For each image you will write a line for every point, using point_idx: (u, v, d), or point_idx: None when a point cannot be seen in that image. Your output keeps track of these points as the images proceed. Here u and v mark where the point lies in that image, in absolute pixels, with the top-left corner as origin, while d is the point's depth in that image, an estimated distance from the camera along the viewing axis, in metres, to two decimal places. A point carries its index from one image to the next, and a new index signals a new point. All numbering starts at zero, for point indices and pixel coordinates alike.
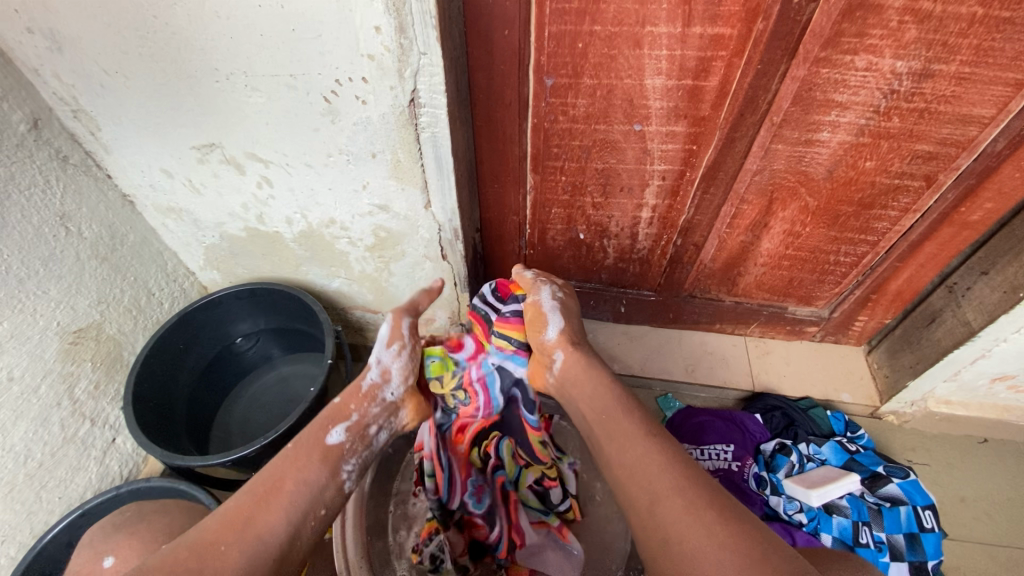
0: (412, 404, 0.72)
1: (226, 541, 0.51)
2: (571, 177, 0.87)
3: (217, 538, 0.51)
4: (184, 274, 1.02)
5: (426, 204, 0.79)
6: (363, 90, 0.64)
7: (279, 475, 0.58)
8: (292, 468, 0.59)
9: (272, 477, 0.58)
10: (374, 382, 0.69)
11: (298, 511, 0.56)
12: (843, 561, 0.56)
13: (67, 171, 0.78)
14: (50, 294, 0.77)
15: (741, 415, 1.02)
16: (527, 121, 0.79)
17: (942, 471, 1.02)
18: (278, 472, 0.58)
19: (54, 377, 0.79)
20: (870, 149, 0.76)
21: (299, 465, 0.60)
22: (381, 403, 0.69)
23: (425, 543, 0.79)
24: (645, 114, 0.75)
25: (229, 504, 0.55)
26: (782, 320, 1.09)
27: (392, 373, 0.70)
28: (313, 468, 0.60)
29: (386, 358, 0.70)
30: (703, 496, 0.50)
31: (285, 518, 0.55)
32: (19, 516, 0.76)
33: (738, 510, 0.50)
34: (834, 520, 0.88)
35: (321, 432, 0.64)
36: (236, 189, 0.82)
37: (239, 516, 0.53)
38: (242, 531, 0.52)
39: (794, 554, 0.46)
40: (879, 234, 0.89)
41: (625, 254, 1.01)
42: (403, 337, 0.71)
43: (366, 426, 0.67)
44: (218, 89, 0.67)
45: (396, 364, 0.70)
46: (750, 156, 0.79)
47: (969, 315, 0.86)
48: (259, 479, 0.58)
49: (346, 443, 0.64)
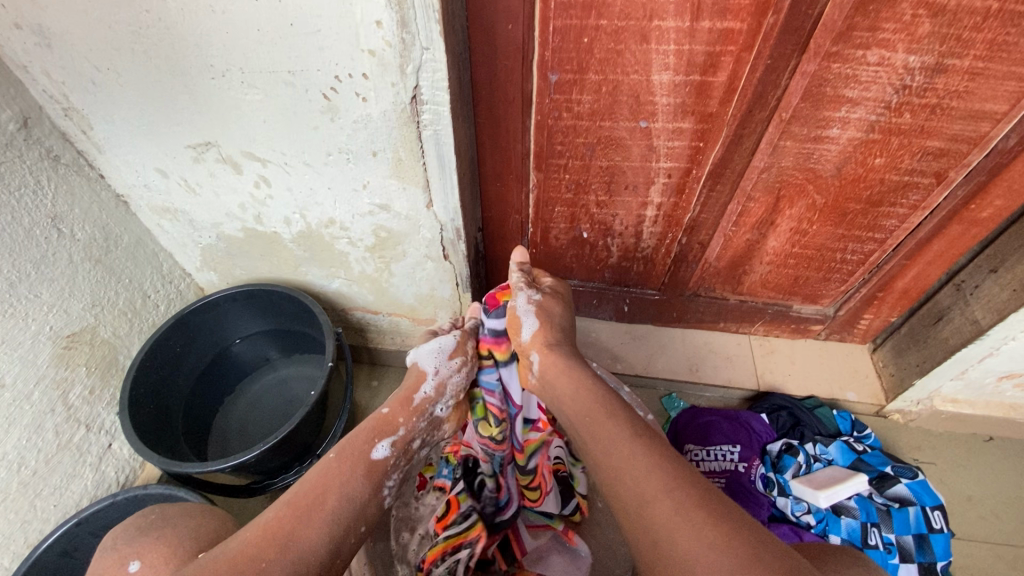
0: (455, 417, 0.75)
1: (267, 557, 0.48)
2: (575, 175, 0.85)
3: (258, 553, 0.48)
4: (180, 275, 1.00)
5: (428, 203, 0.77)
6: (363, 87, 0.62)
7: (322, 488, 0.56)
8: (335, 482, 0.57)
9: (316, 491, 0.56)
10: (427, 396, 0.70)
11: (339, 527, 0.54)
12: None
13: (58, 171, 0.76)
14: (43, 297, 0.75)
15: (748, 414, 1.01)
16: (530, 117, 0.77)
17: (948, 470, 1.01)
18: (321, 485, 0.56)
19: (47, 383, 0.77)
20: (881, 145, 0.75)
21: (342, 479, 0.58)
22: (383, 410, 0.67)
23: (435, 564, 0.74)
24: (652, 110, 0.74)
25: (269, 515, 0.53)
26: (787, 318, 1.08)
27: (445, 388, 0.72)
28: (356, 482, 0.59)
29: (446, 369, 0.72)
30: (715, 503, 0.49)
31: (327, 535, 0.52)
32: (13, 525, 0.74)
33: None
34: (843, 521, 0.87)
35: None
36: (233, 189, 0.80)
37: (282, 526, 0.51)
38: (283, 547, 0.49)
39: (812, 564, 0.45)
40: (886, 232, 0.87)
41: (629, 253, 1.00)
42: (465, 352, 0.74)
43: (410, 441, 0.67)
44: (214, 86, 0.65)
45: (451, 379, 0.72)
46: (758, 153, 0.78)
47: (977, 313, 0.85)
48: (302, 492, 0.55)
49: (391, 459, 0.63)
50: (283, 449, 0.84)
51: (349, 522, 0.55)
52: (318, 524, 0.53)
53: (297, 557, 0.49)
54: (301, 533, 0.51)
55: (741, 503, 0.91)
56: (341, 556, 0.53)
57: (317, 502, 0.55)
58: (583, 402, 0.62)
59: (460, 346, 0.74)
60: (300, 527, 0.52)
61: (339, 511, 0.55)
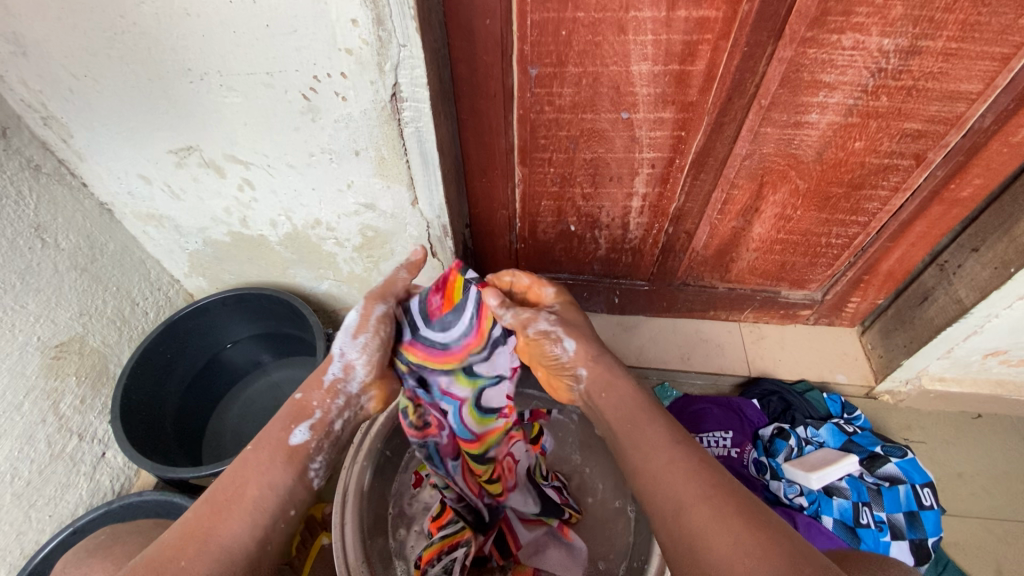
0: (377, 391, 0.67)
1: (187, 554, 0.50)
2: (560, 168, 0.86)
3: (178, 551, 0.50)
4: (168, 282, 1.00)
5: (413, 201, 0.77)
6: (342, 86, 0.62)
7: (241, 480, 0.56)
8: (254, 472, 0.56)
9: (235, 483, 0.55)
10: (337, 377, 0.64)
11: (264, 515, 0.54)
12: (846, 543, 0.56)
13: (40, 180, 0.75)
14: (29, 308, 0.75)
15: (740, 400, 1.02)
16: (513, 112, 0.77)
17: (939, 448, 1.02)
18: (242, 477, 0.56)
19: (38, 394, 0.77)
20: (859, 129, 0.75)
21: (261, 468, 0.57)
22: (345, 396, 0.64)
23: (430, 564, 0.74)
24: (633, 101, 0.74)
25: (190, 515, 0.53)
26: (776, 304, 1.09)
27: (356, 369, 0.65)
28: (277, 470, 0.57)
29: (351, 350, 0.64)
30: (704, 488, 0.50)
31: (251, 524, 0.53)
32: (8, 537, 0.74)
33: (735, 502, 0.50)
34: (834, 501, 0.88)
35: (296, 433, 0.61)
36: (217, 193, 0.80)
37: (196, 530, 0.52)
38: (204, 543, 0.51)
39: (808, 550, 0.45)
40: (869, 215, 0.88)
41: (617, 245, 1.00)
42: (370, 329, 0.65)
43: (331, 422, 0.63)
44: (192, 89, 0.65)
45: (361, 359, 0.65)
46: (740, 140, 0.78)
47: (960, 292, 0.87)
48: (219, 487, 0.56)
49: (311, 442, 0.60)
50: None
51: (275, 509, 0.55)
52: (239, 519, 0.53)
53: (218, 557, 0.51)
54: (217, 530, 0.52)
55: None
56: (272, 542, 0.54)
57: (235, 495, 0.55)
58: (622, 406, 0.60)
59: (365, 322, 0.65)
60: (214, 524, 0.52)
61: (261, 501, 0.55)
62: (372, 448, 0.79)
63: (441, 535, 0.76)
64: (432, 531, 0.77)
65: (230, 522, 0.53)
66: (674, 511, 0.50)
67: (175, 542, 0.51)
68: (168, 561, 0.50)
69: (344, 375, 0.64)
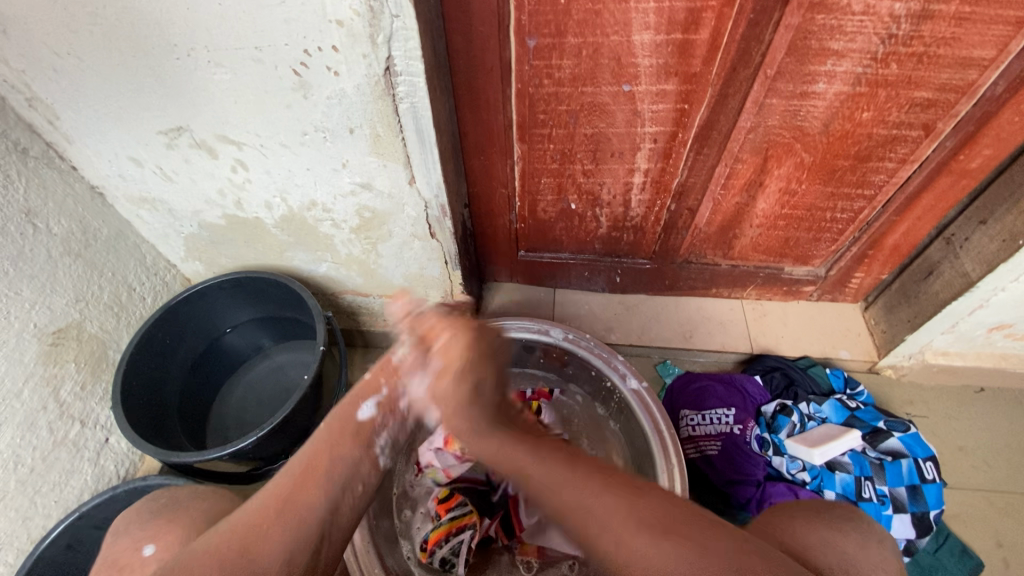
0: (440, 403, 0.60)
1: (268, 520, 0.45)
2: (560, 145, 0.84)
3: (259, 516, 0.46)
4: (165, 267, 0.99)
5: (410, 179, 0.75)
6: (334, 60, 0.60)
7: (317, 453, 0.51)
8: (329, 446, 0.52)
9: (309, 454, 0.51)
10: (404, 379, 0.60)
11: (335, 488, 0.49)
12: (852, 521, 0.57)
13: (28, 164, 0.74)
14: (24, 294, 0.74)
15: (742, 377, 1.01)
16: (511, 86, 0.75)
17: (941, 422, 1.02)
18: (316, 449, 0.51)
19: (37, 380, 0.77)
20: (868, 98, 0.73)
21: (333, 444, 0.52)
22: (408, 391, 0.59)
23: (436, 547, 0.76)
24: (634, 73, 0.72)
25: (271, 482, 0.49)
26: (779, 281, 1.08)
27: (415, 374, 0.60)
28: (345, 447, 0.52)
29: (409, 358, 0.60)
30: None
31: (325, 498, 0.48)
32: (14, 523, 0.74)
33: None
34: (837, 476, 0.89)
35: (350, 407, 0.57)
36: (209, 174, 0.78)
37: (275, 498, 0.47)
38: (282, 512, 0.46)
39: None
40: (876, 188, 0.87)
41: (618, 223, 0.99)
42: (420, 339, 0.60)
43: (398, 400, 0.59)
44: (180, 67, 0.63)
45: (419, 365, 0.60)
46: (744, 113, 0.76)
47: (967, 266, 0.85)
48: (296, 459, 0.51)
49: (377, 418, 0.56)
50: (279, 435, 0.84)
51: (345, 482, 0.50)
52: (316, 488, 0.48)
53: (292, 528, 0.45)
54: (298, 498, 0.47)
55: (736, 466, 0.90)
56: (343, 512, 0.49)
57: (310, 466, 0.50)
58: None
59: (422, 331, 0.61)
60: (292, 495, 0.47)
61: (334, 472, 0.50)
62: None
63: (450, 518, 0.78)
64: (438, 514, 0.79)
65: (310, 492, 0.47)
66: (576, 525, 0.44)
67: (254, 507, 0.47)
68: (250, 528, 0.45)
69: (406, 379, 0.59)
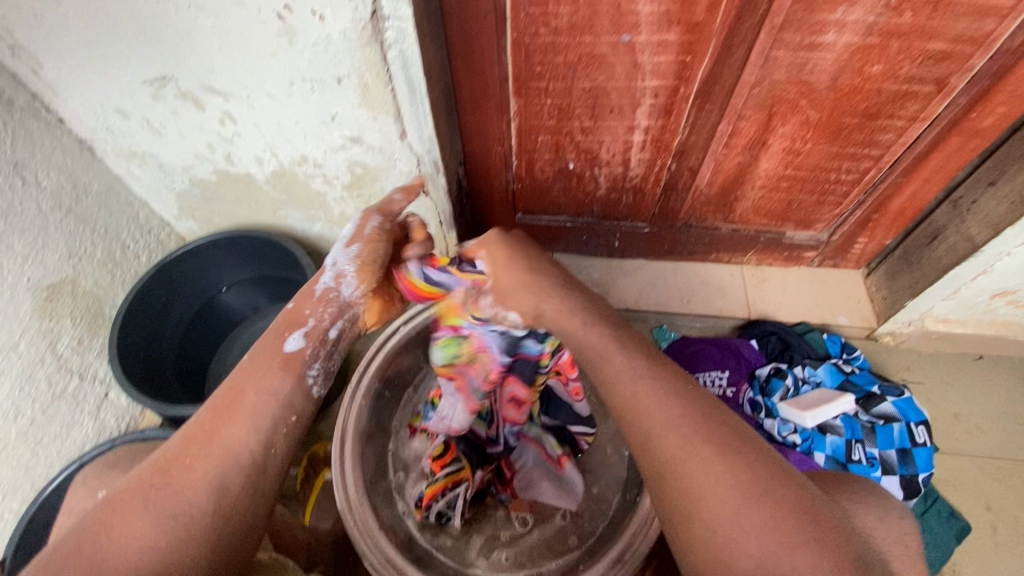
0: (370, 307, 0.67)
1: (192, 455, 0.50)
2: (557, 99, 0.81)
3: (181, 452, 0.51)
4: (159, 225, 0.98)
5: (401, 133, 0.73)
6: (319, 3, 0.57)
7: (239, 389, 0.55)
8: (252, 381, 0.56)
9: (231, 390, 0.56)
10: (328, 286, 0.64)
11: (265, 422, 0.54)
12: (841, 482, 0.57)
13: (13, 115, 0.72)
14: (16, 248, 0.74)
15: (738, 341, 1.01)
16: (506, 35, 0.72)
17: (936, 389, 1.02)
18: (238, 386, 0.56)
19: (33, 334, 0.77)
20: (879, 51, 0.70)
21: (258, 376, 0.57)
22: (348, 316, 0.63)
23: (431, 502, 0.77)
24: (634, 22, 0.69)
25: (197, 419, 0.54)
26: (780, 245, 1.06)
27: (346, 278, 0.63)
28: (275, 377, 0.57)
29: (343, 259, 0.63)
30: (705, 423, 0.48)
31: (251, 430, 0.53)
32: (17, 471, 0.76)
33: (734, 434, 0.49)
34: (828, 439, 0.89)
35: (278, 340, 0.60)
36: (198, 127, 0.76)
37: (196, 436, 0.52)
38: (205, 446, 0.51)
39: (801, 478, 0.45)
40: (883, 148, 0.84)
41: (617, 184, 0.97)
42: (365, 237, 0.63)
43: (325, 330, 0.63)
44: (160, 10, 0.60)
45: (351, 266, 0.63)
46: (749, 65, 0.73)
47: (972, 230, 0.84)
48: (219, 395, 0.56)
49: (307, 349, 0.60)
50: None
51: (277, 414, 0.55)
52: (241, 425, 0.53)
53: (218, 459, 0.51)
54: (218, 435, 0.52)
55: None
56: (277, 447, 0.54)
57: (236, 399, 0.55)
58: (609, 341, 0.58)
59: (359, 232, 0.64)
60: (213, 432, 0.52)
61: (261, 406, 0.55)
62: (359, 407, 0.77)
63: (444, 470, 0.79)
64: (433, 470, 0.79)
65: (231, 428, 0.52)
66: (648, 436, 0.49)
67: (176, 446, 0.51)
68: (173, 463, 0.50)
69: (334, 285, 0.64)
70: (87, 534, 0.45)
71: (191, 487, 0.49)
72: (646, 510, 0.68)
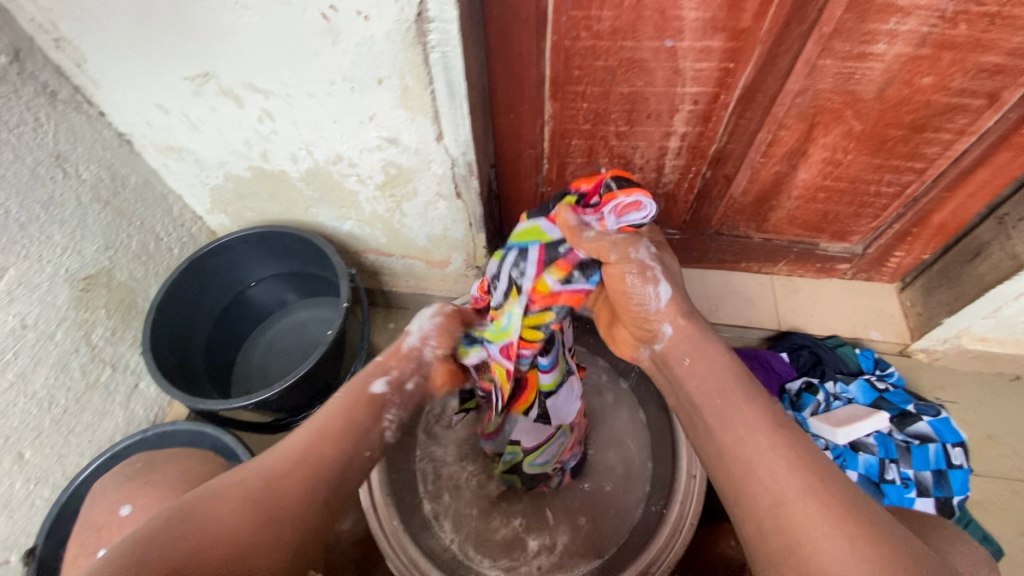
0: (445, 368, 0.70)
1: (288, 474, 0.50)
2: (594, 104, 0.80)
3: (279, 468, 0.50)
4: (191, 219, 0.99)
5: (437, 136, 0.73)
6: (364, 4, 0.57)
7: (331, 418, 0.57)
8: (343, 412, 0.58)
9: (326, 417, 0.57)
10: (412, 345, 0.67)
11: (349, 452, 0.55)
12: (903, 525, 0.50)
13: (56, 108, 0.73)
14: (55, 239, 0.75)
15: (768, 353, 0.99)
16: (547, 39, 0.71)
17: (970, 409, 1.00)
18: (332, 417, 0.57)
19: (69, 324, 0.78)
20: (930, 62, 0.68)
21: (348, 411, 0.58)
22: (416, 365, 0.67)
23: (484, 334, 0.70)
24: (678, 27, 0.67)
25: (284, 443, 0.53)
26: (813, 257, 1.04)
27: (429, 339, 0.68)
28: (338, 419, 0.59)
29: (427, 330, 0.69)
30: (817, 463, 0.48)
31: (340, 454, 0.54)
32: (50, 459, 0.78)
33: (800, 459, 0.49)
34: (860, 457, 0.87)
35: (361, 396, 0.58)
36: (236, 124, 0.77)
37: (299, 448, 0.53)
38: (301, 467, 0.51)
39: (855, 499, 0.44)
40: (928, 161, 0.82)
41: (649, 190, 0.96)
42: (446, 312, 0.70)
43: (404, 381, 0.65)
44: (206, 8, 0.60)
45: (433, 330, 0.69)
46: (794, 74, 0.72)
47: (1019, 247, 0.81)
48: (314, 421, 0.56)
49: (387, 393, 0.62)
50: (301, 390, 0.86)
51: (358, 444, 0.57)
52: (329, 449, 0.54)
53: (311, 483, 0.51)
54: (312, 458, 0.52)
55: None
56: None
57: (325, 425, 0.56)
58: None
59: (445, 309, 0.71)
60: (312, 449, 0.53)
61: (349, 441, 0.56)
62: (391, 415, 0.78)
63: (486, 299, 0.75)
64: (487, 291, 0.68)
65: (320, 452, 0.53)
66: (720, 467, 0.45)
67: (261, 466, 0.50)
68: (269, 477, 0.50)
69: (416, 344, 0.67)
70: (181, 527, 0.44)
71: (291, 495, 0.49)
72: (675, 518, 0.69)
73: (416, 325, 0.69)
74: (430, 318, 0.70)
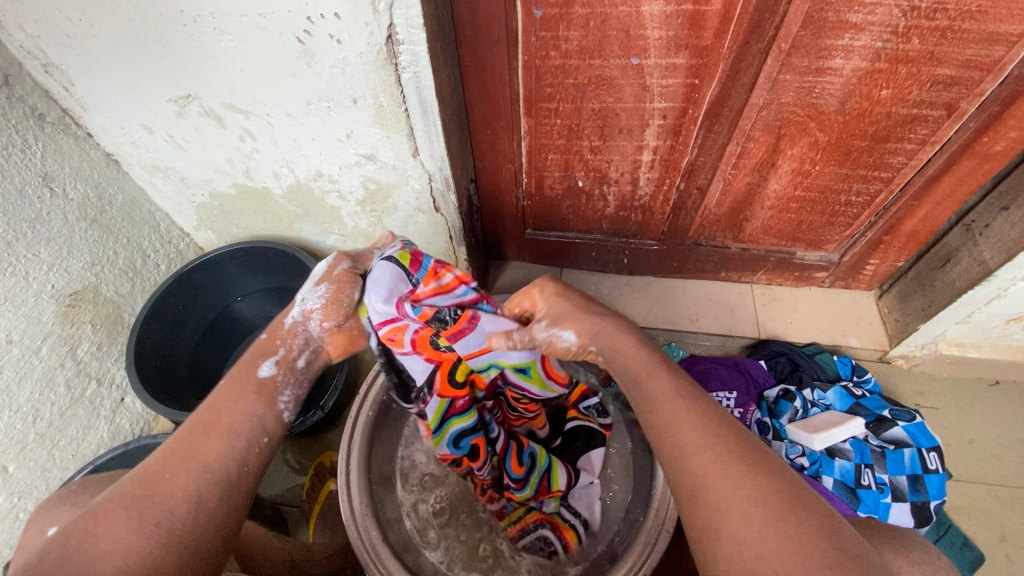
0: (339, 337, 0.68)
1: (171, 469, 0.48)
2: (567, 119, 0.82)
3: (161, 467, 0.48)
4: (178, 235, 1.02)
5: (413, 152, 0.76)
6: (336, 28, 0.59)
7: (217, 409, 0.54)
8: (229, 402, 0.55)
9: (209, 412, 0.54)
10: (296, 320, 0.66)
11: (241, 440, 0.53)
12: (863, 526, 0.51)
13: (44, 129, 0.75)
14: (42, 257, 0.77)
15: (747, 361, 1.01)
16: (517, 59, 0.74)
17: (950, 414, 1.00)
18: (216, 406, 0.54)
19: (55, 339, 0.80)
20: (887, 75, 0.70)
21: (236, 399, 0.56)
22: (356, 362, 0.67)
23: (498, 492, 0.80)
24: (643, 45, 0.70)
25: (168, 443, 0.51)
26: (790, 265, 1.06)
27: (314, 314, 0.66)
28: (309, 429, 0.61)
29: (311, 299, 0.66)
30: None
31: (230, 446, 0.52)
32: (34, 473, 0.78)
33: None
34: (836, 463, 0.87)
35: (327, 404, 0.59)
36: (219, 144, 0.79)
37: (179, 450, 0.50)
38: (186, 462, 0.49)
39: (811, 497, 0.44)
40: (894, 170, 0.84)
41: (626, 202, 0.98)
42: (331, 277, 0.66)
43: (295, 360, 0.63)
44: (186, 33, 0.63)
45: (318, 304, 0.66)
46: (757, 89, 0.74)
47: (986, 253, 0.83)
48: (197, 416, 0.54)
49: (278, 375, 0.60)
50: None
51: (252, 433, 0.54)
52: (218, 442, 0.51)
53: (201, 473, 0.49)
54: (199, 452, 0.50)
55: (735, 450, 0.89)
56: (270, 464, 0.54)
57: (212, 419, 0.53)
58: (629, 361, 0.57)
59: (331, 271, 0.67)
60: (196, 445, 0.50)
61: (239, 428, 0.53)
62: (368, 422, 0.79)
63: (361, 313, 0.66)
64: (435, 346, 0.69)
65: (211, 446, 0.51)
66: (665, 460, 0.47)
67: (140, 475, 0.48)
68: (154, 478, 0.47)
69: (301, 319, 0.66)
70: (55, 558, 0.41)
71: (174, 499, 0.46)
72: (652, 526, 0.69)
73: (301, 298, 0.66)
74: (314, 287, 0.66)
